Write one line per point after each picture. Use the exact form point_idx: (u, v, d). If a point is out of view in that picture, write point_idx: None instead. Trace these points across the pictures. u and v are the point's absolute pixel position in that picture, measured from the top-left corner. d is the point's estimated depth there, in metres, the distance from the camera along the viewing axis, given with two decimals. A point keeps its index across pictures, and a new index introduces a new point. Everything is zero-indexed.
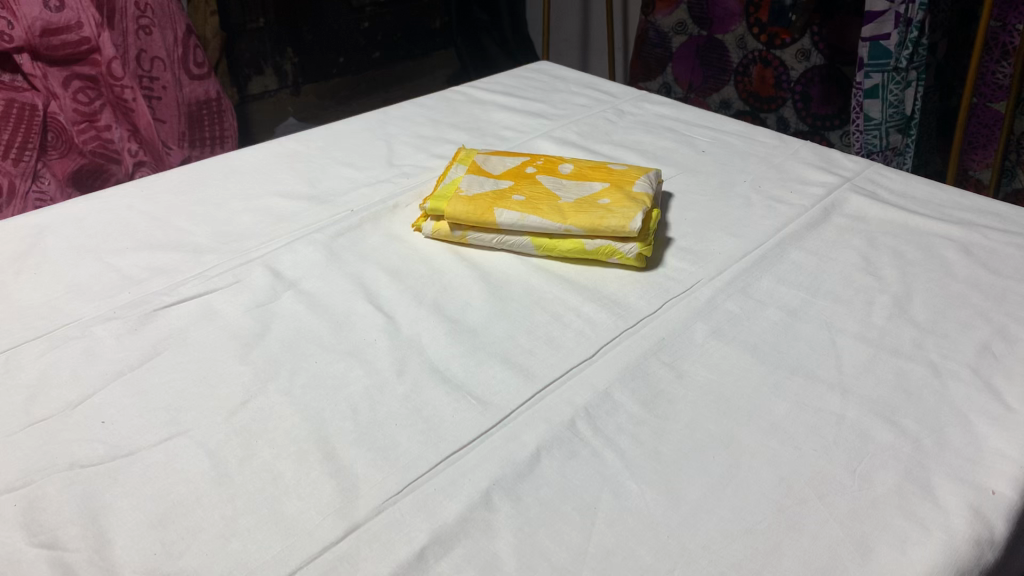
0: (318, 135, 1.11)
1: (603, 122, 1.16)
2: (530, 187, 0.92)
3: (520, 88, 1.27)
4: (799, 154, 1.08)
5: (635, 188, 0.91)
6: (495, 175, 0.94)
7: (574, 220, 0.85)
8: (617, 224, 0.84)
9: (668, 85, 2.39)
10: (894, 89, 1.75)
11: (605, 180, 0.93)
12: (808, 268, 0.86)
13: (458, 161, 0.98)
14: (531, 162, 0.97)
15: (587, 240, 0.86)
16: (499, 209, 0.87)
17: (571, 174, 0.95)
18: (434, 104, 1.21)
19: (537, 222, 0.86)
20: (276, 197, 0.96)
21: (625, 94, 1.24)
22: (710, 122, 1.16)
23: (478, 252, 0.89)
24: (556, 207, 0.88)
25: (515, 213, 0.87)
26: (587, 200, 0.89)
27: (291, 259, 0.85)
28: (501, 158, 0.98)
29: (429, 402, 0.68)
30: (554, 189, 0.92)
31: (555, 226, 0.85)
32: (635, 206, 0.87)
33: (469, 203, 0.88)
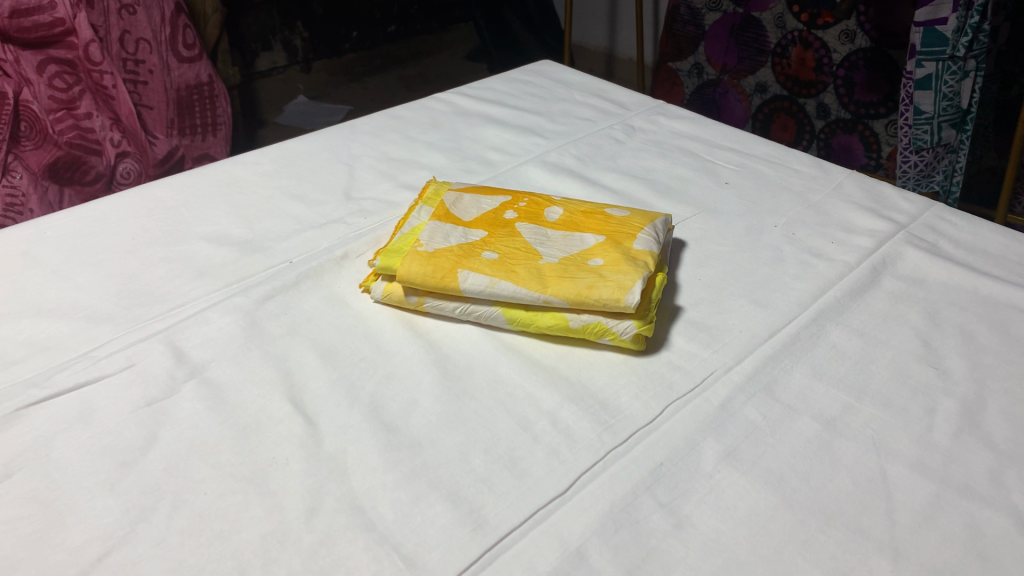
0: (268, 155, 0.94)
1: (608, 141, 0.98)
2: (505, 239, 0.74)
3: (515, 95, 1.09)
4: (843, 188, 0.89)
5: (636, 243, 0.73)
6: (465, 222, 0.77)
7: (557, 289, 0.68)
8: (611, 296, 0.66)
9: (699, 66, 2.18)
10: (949, 80, 1.52)
11: (600, 230, 0.75)
12: (851, 356, 0.68)
13: (423, 201, 0.81)
14: (509, 205, 0.80)
15: (572, 313, 0.68)
16: (463, 271, 0.70)
17: (559, 222, 0.77)
18: (411, 117, 1.04)
19: (510, 289, 0.68)
20: (202, 243, 0.80)
21: (638, 105, 1.06)
22: (736, 143, 0.98)
23: (439, 323, 0.72)
24: (536, 269, 0.70)
25: (484, 277, 0.69)
26: (575, 259, 0.72)
27: (200, 334, 0.68)
28: (475, 198, 0.81)
29: (342, 562, 0.51)
30: (536, 242, 0.74)
31: (532, 296, 0.68)
32: (634, 271, 0.69)
33: (428, 261, 0.71)
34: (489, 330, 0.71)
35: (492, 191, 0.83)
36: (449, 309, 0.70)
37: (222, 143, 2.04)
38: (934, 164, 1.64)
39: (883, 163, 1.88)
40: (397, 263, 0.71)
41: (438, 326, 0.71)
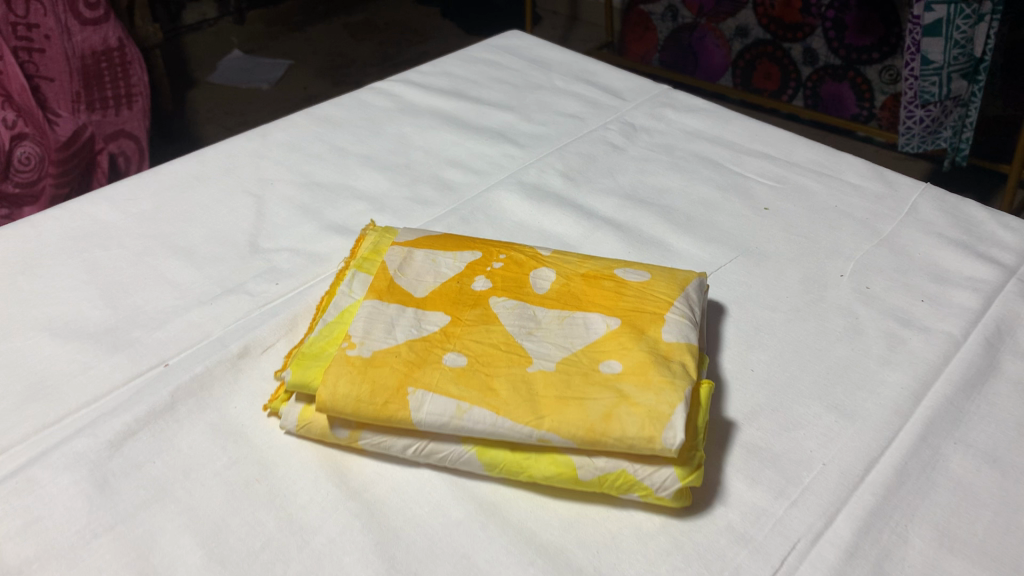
0: (148, 186, 0.70)
1: (603, 148, 0.74)
2: (476, 329, 0.51)
3: (476, 81, 0.85)
4: (919, 214, 0.67)
5: (666, 328, 0.50)
6: (417, 299, 0.54)
7: (557, 420, 0.45)
8: (640, 433, 0.44)
9: (673, 9, 1.92)
10: (962, 24, 1.29)
11: (611, 307, 0.52)
12: (986, 502, 0.46)
13: (358, 265, 0.57)
14: (479, 267, 0.56)
15: (581, 456, 0.46)
16: (416, 392, 0.47)
17: (552, 293, 0.54)
18: (343, 118, 0.79)
19: (486, 420, 0.45)
20: (43, 336, 0.56)
21: (636, 93, 0.82)
22: (769, 146, 0.75)
23: (381, 466, 0.49)
24: (523, 380, 0.47)
25: (446, 401, 0.46)
26: (580, 360, 0.49)
27: (20, 513, 0.45)
28: (432, 257, 0.57)
29: None
30: (520, 330, 0.51)
31: (521, 432, 0.45)
32: (669, 384, 0.46)
33: (361, 376, 0.47)
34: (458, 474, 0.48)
35: (453, 243, 0.59)
36: (397, 448, 0.47)
37: (141, 121, 1.45)
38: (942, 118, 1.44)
39: (876, 113, 1.70)
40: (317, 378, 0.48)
41: (381, 474, 0.48)
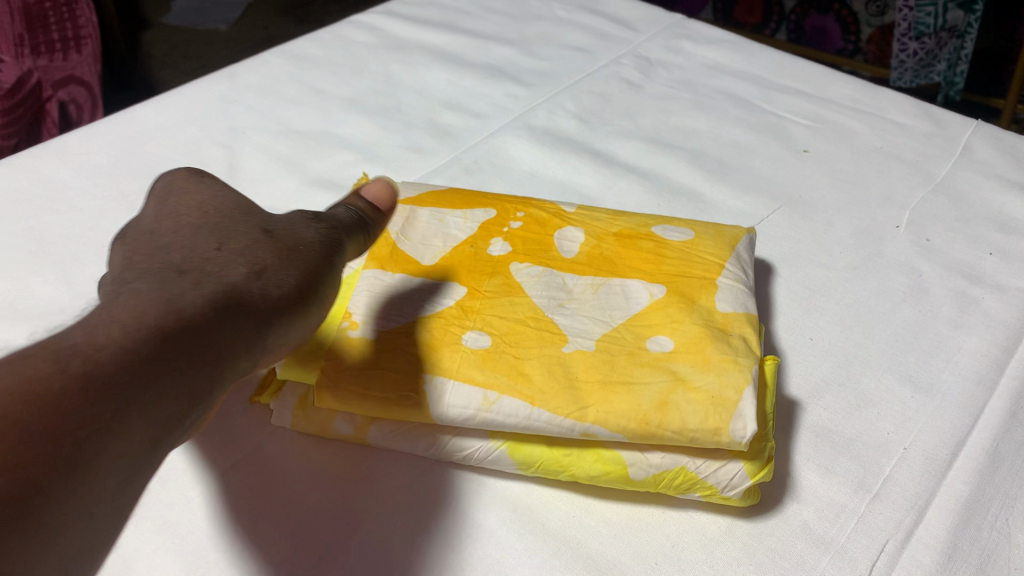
0: (103, 138, 0.61)
1: (618, 86, 0.66)
2: (497, 302, 0.44)
3: (468, 11, 0.76)
4: (975, 155, 0.60)
5: (722, 297, 0.43)
6: (426, 268, 0.46)
7: (604, 409, 0.38)
8: (702, 422, 0.37)
9: None
10: None
11: (653, 271, 0.45)
12: None
13: None
14: (494, 228, 0.49)
15: (631, 450, 0.39)
16: (434, 380, 0.40)
17: (582, 258, 0.46)
18: (322, 56, 0.70)
19: (519, 412, 0.39)
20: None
21: (648, 23, 0.74)
22: (801, 80, 0.67)
23: (394, 465, 0.42)
24: (560, 362, 0.40)
25: (471, 391, 0.39)
26: (623, 336, 0.42)
27: None
28: (438, 217, 0.49)
29: None
30: (550, 301, 0.44)
31: (561, 426, 0.38)
32: (731, 362, 0.39)
33: (366, 363, 0.40)
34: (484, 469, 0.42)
35: (462, 197, 0.51)
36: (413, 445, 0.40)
37: (93, 65, 1.06)
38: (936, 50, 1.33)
39: (861, 47, 1.57)
40: (315, 368, 0.41)
41: (395, 474, 0.41)
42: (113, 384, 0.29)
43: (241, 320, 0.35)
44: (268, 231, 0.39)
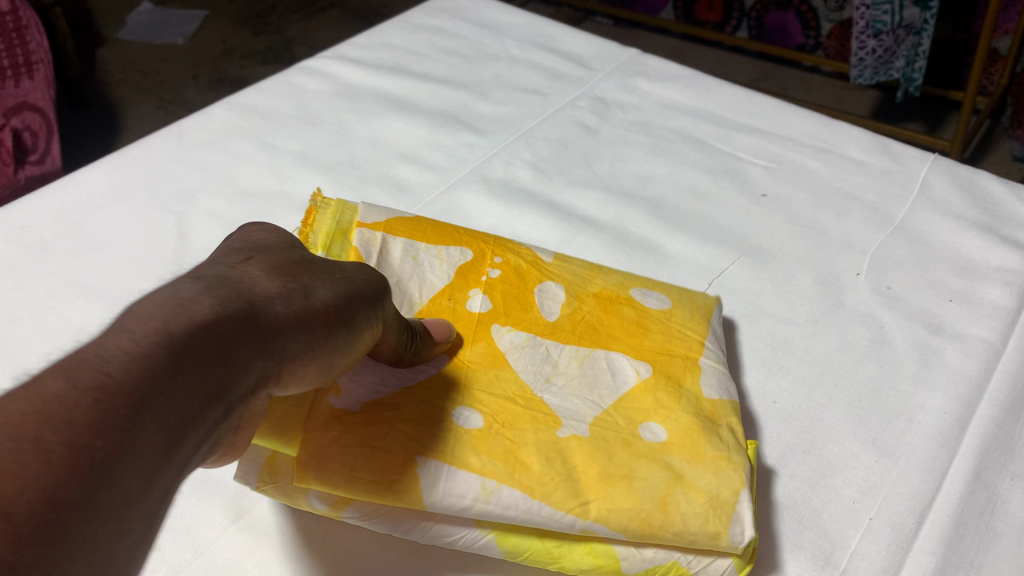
0: (51, 205, 0.59)
1: (575, 130, 0.66)
2: (485, 374, 0.43)
3: (419, 51, 0.75)
4: (933, 192, 0.60)
5: (706, 386, 0.44)
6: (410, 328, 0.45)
7: (602, 506, 0.37)
8: (702, 529, 0.37)
9: None
10: None
11: (637, 347, 0.45)
12: None
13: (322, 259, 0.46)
14: (471, 277, 0.48)
15: (626, 545, 0.38)
16: (428, 464, 0.38)
17: (564, 322, 0.46)
18: (273, 106, 0.69)
19: (519, 505, 0.37)
20: None
21: (602, 59, 0.73)
22: (760, 117, 0.67)
23: (371, 554, 0.41)
24: (551, 451, 0.39)
25: (467, 481, 0.37)
26: (616, 421, 0.41)
27: None
28: (412, 253, 0.48)
29: None
30: (537, 377, 0.43)
31: (561, 522, 0.37)
32: (723, 460, 0.40)
33: (355, 451, 0.38)
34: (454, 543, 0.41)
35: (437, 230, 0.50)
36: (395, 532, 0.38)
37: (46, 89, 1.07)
38: (894, 48, 1.33)
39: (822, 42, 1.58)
40: (295, 437, 0.37)
41: (371, 563, 0.40)
42: (130, 404, 0.25)
43: (271, 344, 0.31)
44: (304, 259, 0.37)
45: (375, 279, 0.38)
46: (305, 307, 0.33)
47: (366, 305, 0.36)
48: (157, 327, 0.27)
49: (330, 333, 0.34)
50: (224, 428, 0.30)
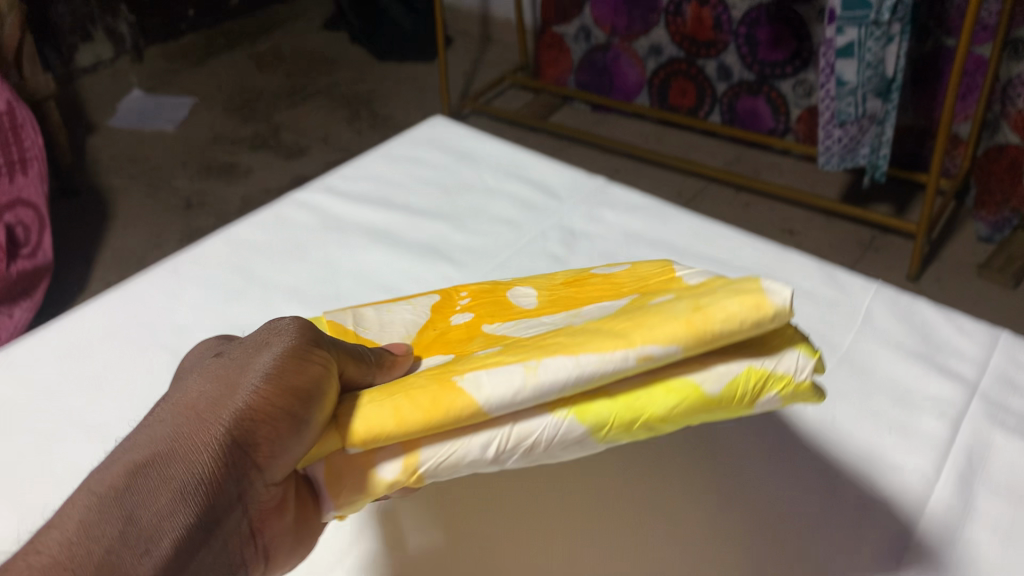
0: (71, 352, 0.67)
1: (544, 262, 0.72)
2: (496, 350, 0.63)
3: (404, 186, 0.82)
4: None
5: (678, 274, 0.65)
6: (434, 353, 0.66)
7: (649, 328, 0.59)
8: (742, 305, 0.58)
9: (588, 29, 2.66)
10: None
11: (614, 290, 0.67)
12: None
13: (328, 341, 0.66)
14: (439, 313, 0.70)
15: (692, 351, 0.59)
16: (472, 374, 0.60)
17: (544, 304, 0.68)
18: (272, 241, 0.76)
19: (580, 361, 0.59)
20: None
21: (570, 190, 0.81)
22: (714, 247, 0.74)
23: (476, 453, 0.63)
24: (589, 325, 0.63)
25: (518, 367, 0.60)
26: (632, 314, 0.62)
27: None
28: (389, 314, 0.69)
29: None
30: (544, 328, 0.64)
31: (626, 357, 0.59)
32: (724, 281, 0.62)
33: (381, 405, 0.60)
34: (550, 456, 0.64)
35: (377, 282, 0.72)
36: (474, 447, 0.62)
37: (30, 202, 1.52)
38: None
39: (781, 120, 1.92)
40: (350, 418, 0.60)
41: (479, 454, 0.62)
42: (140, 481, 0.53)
43: (212, 432, 0.56)
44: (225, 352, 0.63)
45: (289, 329, 0.63)
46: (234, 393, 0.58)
47: (293, 358, 0.60)
48: (140, 450, 0.55)
49: (257, 414, 0.57)
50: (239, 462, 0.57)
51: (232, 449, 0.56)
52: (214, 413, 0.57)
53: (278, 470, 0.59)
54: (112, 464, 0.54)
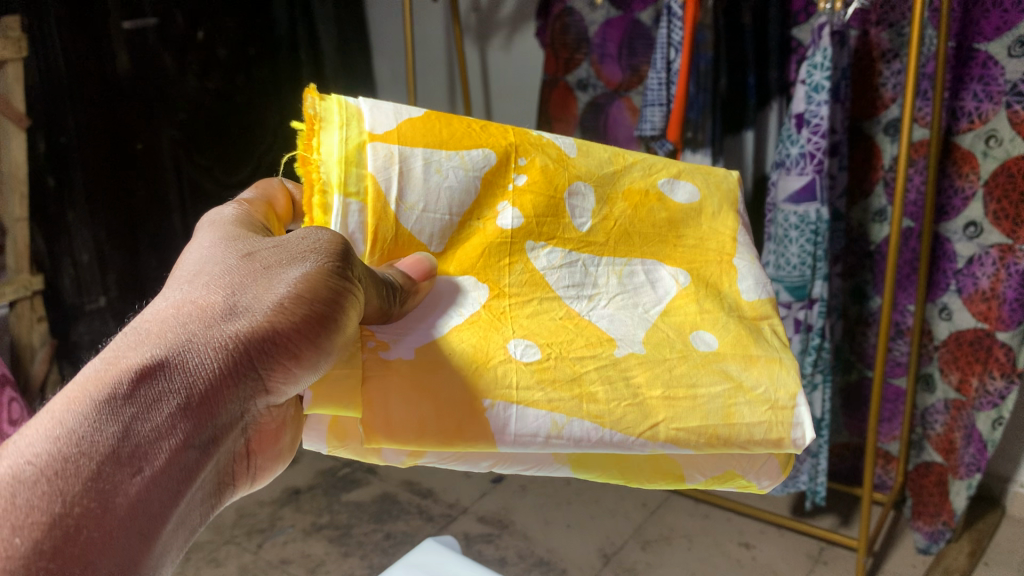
0: None
1: None
2: (581, 385, 1.04)
3: None
4: None
5: (743, 391, 1.10)
6: (535, 368, 1.04)
7: (675, 421, 1.04)
8: (758, 434, 1.07)
9: None
10: None
11: (682, 383, 1.09)
12: None
13: (487, 360, 1.02)
14: (488, 181, 1.17)
15: (697, 449, 1.05)
16: (489, 436, 0.97)
17: (636, 364, 1.09)
18: None
19: (592, 435, 1.00)
20: None
21: None
22: None
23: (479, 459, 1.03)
24: (632, 393, 1.05)
25: (535, 431, 0.99)
26: (678, 414, 1.05)
27: None
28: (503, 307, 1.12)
29: None
30: (628, 398, 1.04)
31: (638, 442, 1.02)
32: (746, 428, 1.07)
33: (407, 439, 0.94)
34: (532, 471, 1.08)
35: (425, 127, 1.14)
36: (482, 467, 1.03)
37: None
38: None
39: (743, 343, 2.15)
40: (370, 438, 0.93)
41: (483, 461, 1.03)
42: (182, 368, 0.74)
43: (245, 333, 0.80)
44: (248, 257, 0.91)
45: (325, 242, 0.92)
46: (251, 313, 0.82)
47: (318, 273, 0.88)
48: (165, 340, 0.75)
49: (288, 323, 0.84)
50: (264, 363, 0.82)
51: (262, 354, 0.81)
52: (240, 316, 0.81)
53: (277, 379, 0.84)
54: (135, 354, 0.73)
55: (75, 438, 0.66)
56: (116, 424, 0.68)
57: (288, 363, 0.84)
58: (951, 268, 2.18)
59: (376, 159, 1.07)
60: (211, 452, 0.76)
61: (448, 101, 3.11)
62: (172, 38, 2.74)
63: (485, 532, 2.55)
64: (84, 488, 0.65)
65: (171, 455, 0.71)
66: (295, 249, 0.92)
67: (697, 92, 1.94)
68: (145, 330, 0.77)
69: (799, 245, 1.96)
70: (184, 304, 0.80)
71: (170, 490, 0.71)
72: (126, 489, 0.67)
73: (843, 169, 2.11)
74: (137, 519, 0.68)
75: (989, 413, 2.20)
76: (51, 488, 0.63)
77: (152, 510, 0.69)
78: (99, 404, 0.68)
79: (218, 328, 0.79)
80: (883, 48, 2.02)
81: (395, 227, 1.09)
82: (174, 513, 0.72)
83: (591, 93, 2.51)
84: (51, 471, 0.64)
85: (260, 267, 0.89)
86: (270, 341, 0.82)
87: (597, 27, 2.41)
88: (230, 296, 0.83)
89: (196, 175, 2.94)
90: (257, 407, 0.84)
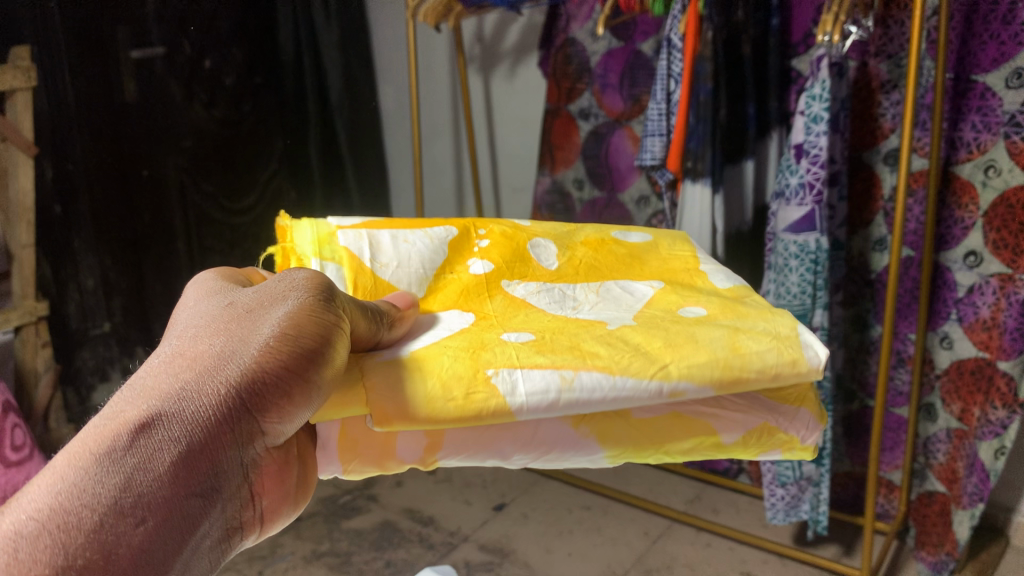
0: None
1: None
2: (576, 347, 1.06)
3: None
4: None
5: (741, 335, 1.10)
6: (529, 343, 1.07)
7: (683, 362, 1.03)
8: (772, 361, 1.05)
9: None
10: None
11: (682, 339, 1.09)
12: None
13: (477, 347, 1.05)
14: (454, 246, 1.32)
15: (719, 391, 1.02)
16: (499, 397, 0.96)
17: (632, 334, 1.11)
18: None
19: (604, 386, 0.99)
20: None
21: None
22: None
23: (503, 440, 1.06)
24: (633, 349, 1.06)
25: (544, 389, 0.97)
26: (681, 359, 1.04)
27: None
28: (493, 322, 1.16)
29: None
30: (627, 351, 1.05)
31: (652, 390, 1.00)
32: (755, 356, 1.06)
33: (419, 420, 0.93)
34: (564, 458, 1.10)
35: (390, 224, 1.32)
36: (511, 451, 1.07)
37: None
38: None
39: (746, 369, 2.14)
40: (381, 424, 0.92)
41: (508, 440, 1.06)
42: (177, 416, 0.75)
43: (239, 376, 0.81)
44: (234, 304, 0.93)
45: (305, 283, 0.96)
46: (244, 356, 0.83)
47: (304, 311, 0.90)
48: (158, 393, 0.76)
49: (280, 362, 0.84)
50: (260, 404, 0.82)
51: (259, 395, 0.82)
52: (234, 359, 0.82)
53: (275, 420, 0.84)
54: (130, 409, 0.74)
55: (75, 492, 0.67)
56: (115, 476, 0.69)
57: (283, 403, 0.84)
58: (951, 297, 2.19)
59: (347, 239, 1.23)
60: (214, 498, 0.77)
61: (451, 129, 3.13)
62: (180, 67, 2.77)
63: (486, 561, 2.54)
64: (86, 540, 0.65)
65: (172, 501, 0.71)
66: (276, 290, 0.95)
67: (696, 123, 1.94)
68: (139, 385, 0.78)
69: (799, 274, 1.97)
70: (176, 357, 0.82)
71: (174, 537, 0.71)
72: (128, 539, 0.67)
73: (842, 200, 2.13)
74: (141, 567, 0.68)
75: (990, 442, 2.17)
76: (52, 542, 0.64)
77: (156, 559, 0.69)
78: (97, 460, 0.69)
79: (212, 374, 0.80)
80: (882, 79, 2.04)
81: (374, 277, 1.19)
82: (180, 560, 0.72)
83: (593, 122, 2.53)
84: (52, 525, 0.65)
85: (247, 312, 0.90)
86: (265, 382, 0.82)
87: (598, 57, 2.44)
88: (221, 342, 0.84)
89: (201, 203, 2.97)
90: (257, 452, 0.85)
